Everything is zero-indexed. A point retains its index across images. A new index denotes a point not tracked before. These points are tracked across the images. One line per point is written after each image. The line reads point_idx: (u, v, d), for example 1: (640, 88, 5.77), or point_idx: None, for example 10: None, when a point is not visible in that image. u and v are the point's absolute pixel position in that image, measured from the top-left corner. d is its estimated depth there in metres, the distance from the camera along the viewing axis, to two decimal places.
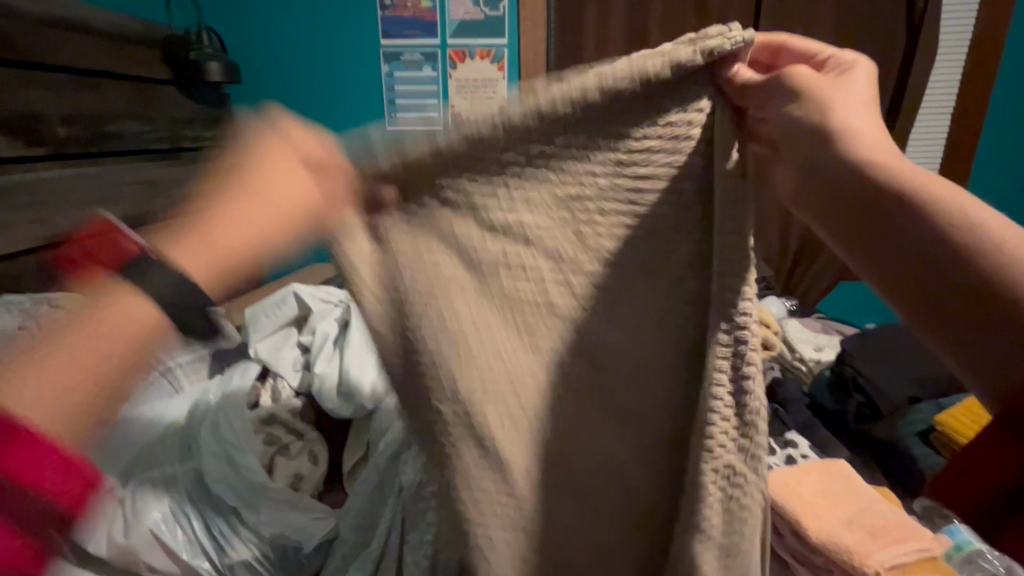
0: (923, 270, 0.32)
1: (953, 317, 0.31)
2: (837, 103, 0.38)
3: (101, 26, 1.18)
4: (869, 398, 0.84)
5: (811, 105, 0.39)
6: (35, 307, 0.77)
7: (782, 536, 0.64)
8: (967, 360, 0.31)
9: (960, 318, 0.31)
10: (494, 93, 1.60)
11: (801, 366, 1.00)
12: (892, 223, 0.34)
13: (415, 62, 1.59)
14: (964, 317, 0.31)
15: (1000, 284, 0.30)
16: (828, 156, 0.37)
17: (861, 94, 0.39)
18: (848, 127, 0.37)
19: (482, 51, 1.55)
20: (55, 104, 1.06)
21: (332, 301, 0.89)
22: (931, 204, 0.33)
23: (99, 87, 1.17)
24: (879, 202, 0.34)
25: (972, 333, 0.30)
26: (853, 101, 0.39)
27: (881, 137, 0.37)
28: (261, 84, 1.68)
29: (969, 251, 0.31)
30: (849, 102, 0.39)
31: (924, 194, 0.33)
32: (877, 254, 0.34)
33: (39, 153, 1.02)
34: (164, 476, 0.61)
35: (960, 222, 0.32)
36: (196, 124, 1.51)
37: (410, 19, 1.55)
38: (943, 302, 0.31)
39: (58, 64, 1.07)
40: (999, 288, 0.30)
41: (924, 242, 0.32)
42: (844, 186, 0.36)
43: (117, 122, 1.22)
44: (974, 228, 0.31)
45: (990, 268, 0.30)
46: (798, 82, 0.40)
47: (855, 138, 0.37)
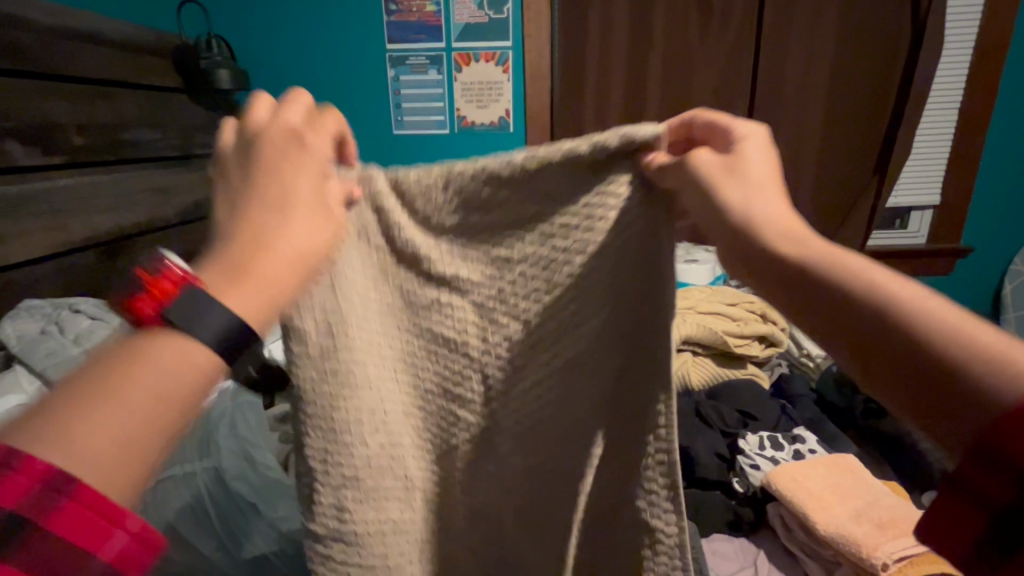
0: (862, 345, 0.29)
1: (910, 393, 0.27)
2: (740, 180, 0.37)
3: (114, 36, 1.20)
4: None
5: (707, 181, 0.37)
6: (57, 312, 0.80)
7: (790, 529, 0.65)
8: (933, 432, 0.27)
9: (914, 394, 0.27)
10: (499, 96, 1.61)
11: (809, 363, 1.01)
12: (818, 299, 0.31)
13: (420, 66, 1.61)
14: (915, 393, 0.27)
15: (937, 350, 0.27)
16: (740, 235, 0.36)
17: (758, 162, 0.38)
18: (745, 207, 0.36)
19: (486, 54, 1.57)
20: (71, 114, 1.08)
21: None
22: (847, 279, 0.31)
23: (111, 95, 1.19)
24: (800, 276, 0.32)
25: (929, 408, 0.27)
26: (754, 171, 0.37)
27: (782, 211, 0.35)
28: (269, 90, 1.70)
29: (901, 322, 0.28)
30: (749, 181, 0.37)
31: (834, 269, 0.31)
32: (814, 331, 0.32)
33: (56, 162, 1.05)
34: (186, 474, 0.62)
35: (877, 290, 0.30)
36: (207, 131, 1.53)
37: (415, 24, 1.57)
38: (893, 375, 0.28)
39: (72, 75, 1.10)
40: (936, 354, 0.27)
41: (856, 316, 0.30)
42: (759, 261, 0.35)
43: (131, 129, 1.24)
44: (898, 298, 0.29)
45: (922, 335, 0.27)
46: (692, 163, 0.38)
47: (752, 220, 0.35)
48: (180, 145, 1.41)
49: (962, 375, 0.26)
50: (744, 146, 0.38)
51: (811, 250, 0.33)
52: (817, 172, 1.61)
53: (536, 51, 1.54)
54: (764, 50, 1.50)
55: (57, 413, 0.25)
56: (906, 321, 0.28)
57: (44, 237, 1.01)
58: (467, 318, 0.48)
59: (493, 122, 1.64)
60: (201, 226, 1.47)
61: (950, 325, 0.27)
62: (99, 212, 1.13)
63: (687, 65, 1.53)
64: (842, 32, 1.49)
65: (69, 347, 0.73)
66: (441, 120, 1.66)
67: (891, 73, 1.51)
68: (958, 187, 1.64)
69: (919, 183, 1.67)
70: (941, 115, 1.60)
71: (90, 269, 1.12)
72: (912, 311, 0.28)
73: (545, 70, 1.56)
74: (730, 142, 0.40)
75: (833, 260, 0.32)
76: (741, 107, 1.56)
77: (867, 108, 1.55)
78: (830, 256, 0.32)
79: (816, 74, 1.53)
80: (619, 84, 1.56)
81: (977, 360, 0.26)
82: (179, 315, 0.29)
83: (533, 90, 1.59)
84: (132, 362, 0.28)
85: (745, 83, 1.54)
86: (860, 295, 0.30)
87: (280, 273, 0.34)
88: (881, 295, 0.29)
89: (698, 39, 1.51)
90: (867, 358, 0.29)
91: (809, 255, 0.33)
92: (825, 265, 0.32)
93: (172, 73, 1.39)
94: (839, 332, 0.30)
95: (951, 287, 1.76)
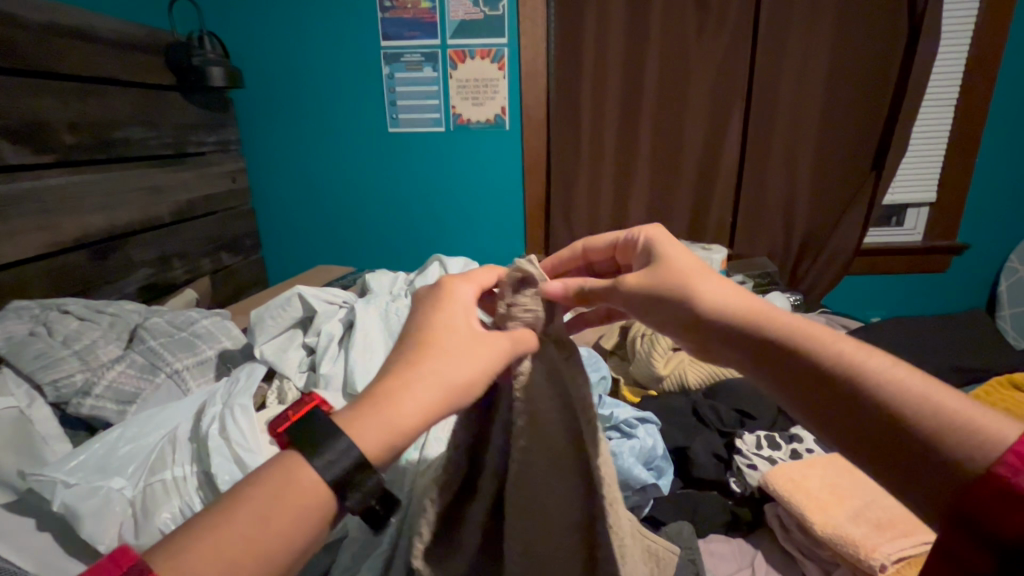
0: (840, 418, 0.39)
1: (891, 452, 0.36)
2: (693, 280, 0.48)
3: (105, 33, 1.19)
4: None
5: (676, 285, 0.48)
6: (46, 312, 0.79)
7: (788, 530, 0.65)
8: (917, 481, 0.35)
9: (893, 451, 0.36)
10: (495, 93, 1.60)
11: None
12: (805, 386, 0.41)
13: (416, 63, 1.59)
14: (896, 450, 0.36)
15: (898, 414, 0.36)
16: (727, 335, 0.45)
17: (694, 266, 0.49)
18: (716, 307, 0.46)
19: (482, 51, 1.56)
20: (61, 112, 1.07)
21: (336, 302, 0.88)
22: (819, 365, 0.41)
23: (103, 93, 1.18)
24: (786, 371, 0.42)
25: (905, 462, 0.36)
26: (699, 273, 0.49)
27: (742, 308, 0.46)
28: (262, 87, 1.68)
29: (868, 398, 0.38)
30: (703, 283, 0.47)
31: (807, 357, 0.41)
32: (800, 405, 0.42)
33: (45, 160, 1.03)
34: (181, 478, 0.59)
35: (843, 367, 0.40)
36: (200, 129, 1.51)
37: (410, 20, 1.55)
38: (879, 441, 0.37)
39: (63, 73, 1.08)
40: (900, 417, 0.36)
41: (837, 396, 0.39)
42: (747, 347, 0.45)
43: (123, 128, 1.23)
44: (862, 378, 0.38)
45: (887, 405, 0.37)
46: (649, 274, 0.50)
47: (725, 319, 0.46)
48: (173, 144, 1.40)
49: (943, 430, 0.35)
50: (662, 248, 0.52)
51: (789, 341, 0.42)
52: (814, 169, 1.61)
53: (532, 48, 1.53)
54: (762, 47, 1.50)
55: (200, 528, 0.34)
56: (869, 386, 0.38)
57: (36, 237, 1.00)
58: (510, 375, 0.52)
59: (489, 120, 1.63)
60: (195, 225, 1.46)
61: (899, 393, 0.37)
62: (91, 211, 1.12)
63: (684, 62, 1.52)
64: (840, 28, 1.48)
65: (58, 348, 0.72)
66: (436, 118, 1.65)
67: (888, 70, 1.50)
68: (955, 183, 1.64)
69: (916, 180, 1.67)
70: (938, 111, 1.59)
71: (82, 269, 1.11)
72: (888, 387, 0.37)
73: (542, 67, 1.55)
74: (648, 253, 0.53)
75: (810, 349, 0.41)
76: (739, 103, 1.55)
77: (864, 105, 1.54)
78: (806, 344, 0.41)
79: (813, 71, 1.52)
80: (616, 81, 1.55)
81: (925, 417, 0.36)
82: (309, 453, 0.38)
83: (529, 87, 1.58)
84: (264, 489, 0.37)
85: (743, 79, 1.53)
86: (834, 377, 0.40)
87: (406, 419, 0.41)
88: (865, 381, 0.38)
89: (695, 36, 1.50)
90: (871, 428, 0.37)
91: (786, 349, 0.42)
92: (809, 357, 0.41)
93: (164, 71, 1.37)
94: (842, 413, 0.39)
95: (948, 284, 1.77)
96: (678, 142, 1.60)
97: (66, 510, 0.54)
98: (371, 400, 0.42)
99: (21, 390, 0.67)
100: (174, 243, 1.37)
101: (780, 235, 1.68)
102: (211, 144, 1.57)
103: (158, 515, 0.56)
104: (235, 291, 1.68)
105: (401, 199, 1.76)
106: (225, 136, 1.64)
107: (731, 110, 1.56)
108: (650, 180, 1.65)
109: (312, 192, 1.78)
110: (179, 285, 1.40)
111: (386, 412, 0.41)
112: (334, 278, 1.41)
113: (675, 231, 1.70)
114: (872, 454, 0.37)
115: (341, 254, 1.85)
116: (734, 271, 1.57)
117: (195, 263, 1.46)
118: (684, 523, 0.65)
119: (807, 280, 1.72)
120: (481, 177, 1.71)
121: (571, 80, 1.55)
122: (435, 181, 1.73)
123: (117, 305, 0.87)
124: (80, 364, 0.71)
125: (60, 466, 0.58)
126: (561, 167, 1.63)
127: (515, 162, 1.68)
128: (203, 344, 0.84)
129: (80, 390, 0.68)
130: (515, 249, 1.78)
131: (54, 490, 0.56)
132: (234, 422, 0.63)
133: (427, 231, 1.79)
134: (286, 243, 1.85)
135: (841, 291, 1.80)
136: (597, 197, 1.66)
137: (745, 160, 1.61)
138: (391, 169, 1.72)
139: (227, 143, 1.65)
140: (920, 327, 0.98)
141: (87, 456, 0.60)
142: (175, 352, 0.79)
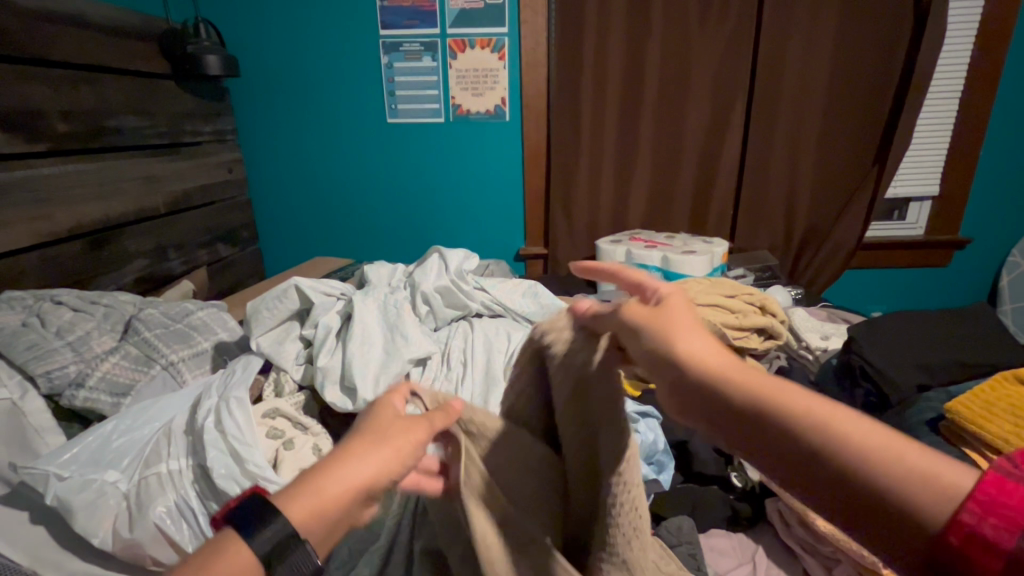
0: (821, 479, 0.31)
1: (875, 526, 0.29)
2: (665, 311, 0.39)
3: (98, 19, 1.17)
4: (876, 386, 0.85)
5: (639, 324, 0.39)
6: (39, 303, 0.78)
7: (789, 525, 0.65)
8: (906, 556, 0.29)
9: (878, 526, 0.29)
10: (495, 84, 1.58)
11: (808, 355, 1.02)
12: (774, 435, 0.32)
13: (414, 53, 1.57)
14: (881, 525, 0.29)
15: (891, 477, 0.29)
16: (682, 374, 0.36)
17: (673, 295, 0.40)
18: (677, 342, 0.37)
19: (482, 41, 1.54)
20: (54, 100, 1.05)
21: (334, 293, 0.87)
22: (792, 412, 0.32)
23: (96, 81, 1.16)
24: (750, 412, 0.33)
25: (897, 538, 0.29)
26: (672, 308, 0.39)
27: (703, 346, 0.36)
28: (259, 76, 1.66)
29: (852, 451, 0.30)
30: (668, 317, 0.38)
31: (777, 402, 0.32)
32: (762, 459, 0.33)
33: (39, 149, 1.02)
34: (177, 470, 0.59)
35: (823, 419, 0.31)
36: (195, 119, 1.49)
37: (409, 9, 1.53)
38: (864, 509, 0.29)
39: (54, 59, 1.06)
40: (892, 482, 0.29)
41: (812, 450, 0.31)
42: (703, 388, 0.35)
43: (117, 116, 1.21)
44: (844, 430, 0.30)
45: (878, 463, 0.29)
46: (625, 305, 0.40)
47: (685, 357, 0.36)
48: (168, 133, 1.38)
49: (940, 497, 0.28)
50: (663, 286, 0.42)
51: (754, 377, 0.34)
52: (816, 162, 1.60)
53: (533, 38, 1.52)
54: (765, 38, 1.48)
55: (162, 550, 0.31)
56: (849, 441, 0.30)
57: (30, 227, 0.99)
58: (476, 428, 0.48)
59: (489, 110, 1.62)
60: (191, 216, 1.45)
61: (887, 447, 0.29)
62: (85, 200, 1.10)
63: (686, 53, 1.51)
64: (845, 18, 1.46)
65: (51, 340, 0.71)
66: (435, 108, 1.63)
67: (892, 62, 1.48)
68: (958, 177, 1.63)
69: (920, 173, 1.64)
70: (943, 104, 1.57)
71: (76, 259, 1.09)
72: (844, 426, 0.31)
73: (542, 57, 1.54)
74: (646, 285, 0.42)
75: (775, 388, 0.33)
76: (741, 97, 1.54)
77: (868, 97, 1.53)
78: (777, 392, 0.33)
79: (816, 62, 1.50)
80: (618, 72, 1.53)
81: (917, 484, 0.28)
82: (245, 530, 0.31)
83: (529, 78, 1.56)
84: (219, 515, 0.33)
85: (746, 71, 1.51)
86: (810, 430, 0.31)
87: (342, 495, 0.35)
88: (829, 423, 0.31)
89: (697, 25, 1.47)
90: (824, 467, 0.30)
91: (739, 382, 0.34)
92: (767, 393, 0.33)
93: (158, 58, 1.35)
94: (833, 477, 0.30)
95: (949, 279, 1.76)
96: (680, 134, 1.59)
97: (59, 504, 0.53)
98: (306, 470, 0.36)
99: (14, 381, 0.66)
100: (170, 233, 1.36)
101: (781, 229, 1.67)
102: (207, 133, 1.55)
103: (153, 508, 0.55)
104: (233, 282, 1.67)
105: (400, 191, 1.74)
106: (221, 126, 1.62)
107: (733, 103, 1.54)
108: (650, 172, 1.63)
109: (310, 183, 1.76)
110: (175, 276, 1.39)
111: (319, 481, 0.35)
112: (332, 270, 1.40)
113: (675, 224, 1.69)
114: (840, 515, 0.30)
115: (339, 245, 1.83)
116: (735, 264, 1.56)
117: (191, 254, 1.45)
118: (684, 518, 0.64)
119: (808, 273, 1.71)
120: (480, 169, 1.69)
121: (572, 71, 1.53)
122: (434, 172, 1.71)
123: (111, 296, 0.86)
124: (74, 356, 0.70)
125: (53, 459, 0.57)
126: (561, 158, 1.61)
127: (515, 154, 1.66)
128: (198, 335, 0.83)
129: (74, 382, 0.67)
130: (515, 241, 1.77)
131: (47, 483, 0.55)
132: (233, 416, 0.62)
133: (427, 223, 1.78)
134: (284, 235, 1.84)
135: (842, 285, 1.79)
136: (597, 190, 1.65)
137: (746, 152, 1.60)
138: (390, 161, 1.71)
139: (223, 133, 1.63)
140: (923, 321, 0.97)
141: (80, 449, 0.59)
142: (170, 344, 0.78)
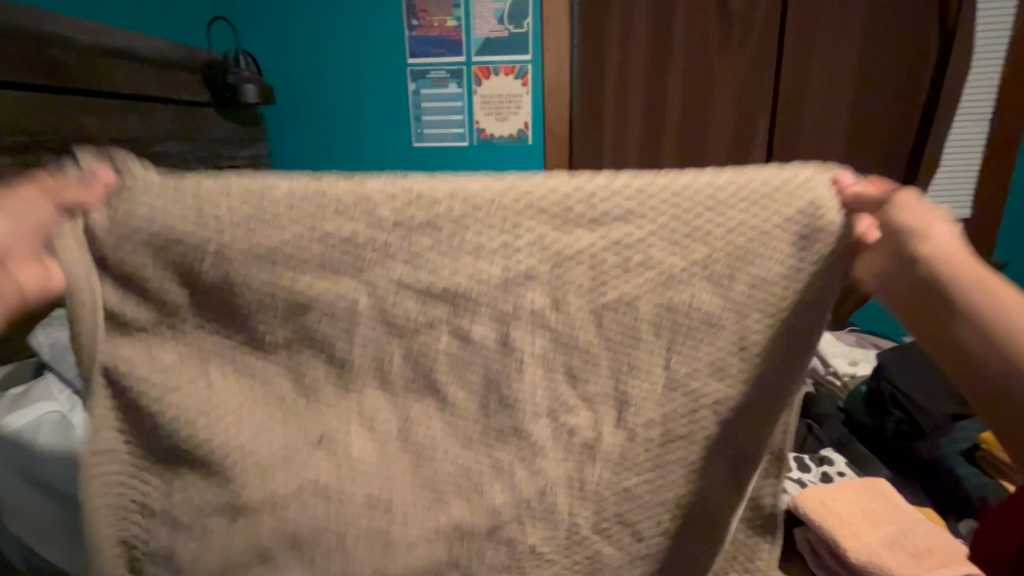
0: (957, 357, 0.40)
1: (981, 384, 0.38)
2: (937, 244, 0.44)
3: (147, 52, 1.24)
4: (908, 415, 0.89)
5: (903, 230, 0.46)
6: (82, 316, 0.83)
7: (818, 555, 0.73)
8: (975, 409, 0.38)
9: (983, 383, 0.38)
10: (518, 108, 1.62)
11: (836, 382, 1.06)
12: (972, 337, 0.39)
13: (441, 80, 1.63)
14: (983, 384, 0.38)
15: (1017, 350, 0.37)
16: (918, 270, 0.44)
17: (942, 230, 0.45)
18: (931, 242, 0.44)
19: (507, 67, 1.58)
20: (103, 128, 1.12)
21: None
22: (999, 317, 0.38)
23: (144, 112, 1.23)
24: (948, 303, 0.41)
25: (979, 389, 0.38)
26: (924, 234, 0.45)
27: (957, 252, 0.43)
28: (293, 105, 1.73)
29: (993, 328, 0.38)
30: (914, 232, 0.45)
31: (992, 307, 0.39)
32: (945, 354, 0.41)
33: None
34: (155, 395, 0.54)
35: (996, 314, 0.39)
36: (232, 143, 1.56)
37: (436, 38, 1.59)
38: (985, 372, 0.38)
39: (102, 89, 1.12)
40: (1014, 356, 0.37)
41: (971, 339, 0.39)
42: (926, 280, 0.43)
43: (160, 143, 1.28)
44: (1010, 321, 0.38)
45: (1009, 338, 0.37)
46: (897, 213, 0.47)
47: (934, 257, 0.43)
48: (206, 157, 1.44)
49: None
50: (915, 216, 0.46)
51: (953, 267, 0.42)
52: None
53: (555, 64, 1.56)
54: (786, 63, 1.50)
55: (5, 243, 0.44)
56: (995, 318, 0.38)
57: None
58: (648, 281, 0.53)
59: (512, 134, 1.65)
60: None
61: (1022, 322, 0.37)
62: None
63: (708, 78, 1.53)
64: (867, 39, 1.46)
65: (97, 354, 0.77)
66: (461, 133, 1.67)
67: (920, 83, 1.48)
68: (991, 197, 1.59)
69: (949, 194, 1.62)
70: (971, 126, 1.56)
71: None
72: (1002, 316, 0.38)
73: (565, 83, 1.57)
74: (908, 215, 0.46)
75: (986, 288, 0.40)
76: (762, 123, 1.55)
77: (894, 118, 1.51)
78: (984, 286, 0.40)
79: (841, 85, 1.51)
80: (639, 99, 1.57)
81: None
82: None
83: (552, 104, 1.59)
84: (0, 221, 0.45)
85: (768, 95, 1.53)
86: (1003, 324, 0.38)
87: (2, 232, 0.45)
88: (991, 307, 0.39)
89: (719, 51, 1.51)
90: (961, 299, 0.41)
91: (944, 266, 0.43)
92: (968, 271, 0.42)
93: (199, 89, 1.42)
94: (973, 344, 0.39)
95: None
96: (702, 155, 1.60)
97: None
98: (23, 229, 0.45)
99: (65, 396, 0.71)
100: None
101: None
102: (242, 158, 1.62)
103: None
104: None
105: None
106: (257, 151, 1.69)
107: (755, 129, 1.56)
108: None
109: None
110: None
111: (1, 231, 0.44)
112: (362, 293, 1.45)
113: None
114: (985, 380, 0.38)
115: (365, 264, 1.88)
116: None
117: None
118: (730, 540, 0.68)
119: None
120: None
121: (595, 96, 1.57)
122: None
123: None
124: None
125: None
126: None
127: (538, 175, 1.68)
128: None
129: None
130: None
131: None
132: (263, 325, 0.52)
133: None
134: None
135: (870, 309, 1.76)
136: None
137: None
138: None
139: (258, 158, 1.70)
140: None
141: None
142: None
